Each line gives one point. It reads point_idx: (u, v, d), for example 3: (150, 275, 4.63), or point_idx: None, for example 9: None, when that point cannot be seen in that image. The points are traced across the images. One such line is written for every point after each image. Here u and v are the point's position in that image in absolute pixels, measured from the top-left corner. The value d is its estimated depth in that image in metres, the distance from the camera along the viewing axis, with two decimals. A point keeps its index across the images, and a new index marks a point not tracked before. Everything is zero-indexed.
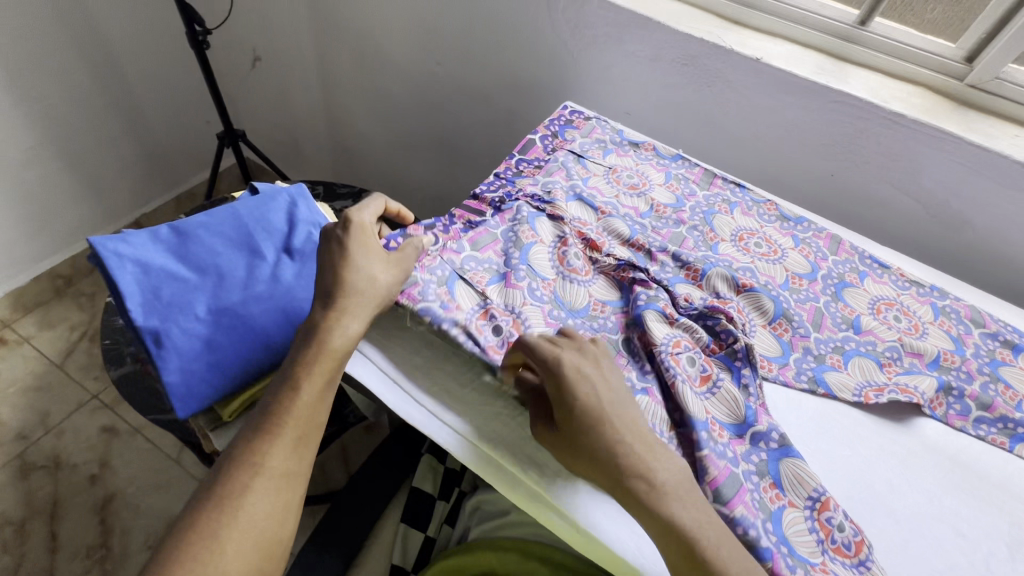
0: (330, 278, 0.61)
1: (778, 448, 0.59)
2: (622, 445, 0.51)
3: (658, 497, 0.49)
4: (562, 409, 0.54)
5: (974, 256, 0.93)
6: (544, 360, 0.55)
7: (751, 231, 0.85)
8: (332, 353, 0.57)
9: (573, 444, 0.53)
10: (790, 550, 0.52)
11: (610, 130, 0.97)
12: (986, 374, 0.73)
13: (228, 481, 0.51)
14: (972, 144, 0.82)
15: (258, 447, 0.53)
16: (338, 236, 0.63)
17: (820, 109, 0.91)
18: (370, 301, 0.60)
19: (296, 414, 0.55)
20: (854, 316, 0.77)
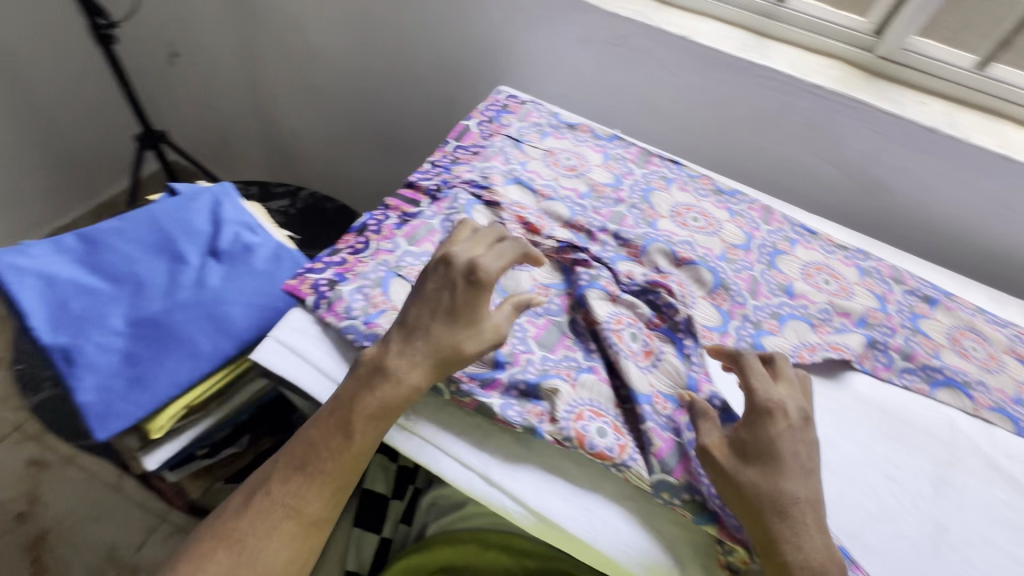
0: (429, 324, 0.54)
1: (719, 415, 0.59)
2: (794, 499, 0.49)
3: (800, 567, 0.47)
4: (748, 433, 0.53)
5: (893, 218, 0.98)
6: (758, 386, 0.55)
7: (688, 206, 0.86)
8: (391, 398, 0.53)
9: (740, 472, 0.50)
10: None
11: (546, 113, 0.96)
12: (907, 328, 0.78)
13: (258, 517, 0.50)
14: (885, 112, 0.87)
15: (295, 488, 0.51)
16: (460, 287, 0.55)
17: (747, 84, 0.93)
18: (448, 369, 0.54)
19: (337, 459, 0.52)
20: (787, 282, 0.80)
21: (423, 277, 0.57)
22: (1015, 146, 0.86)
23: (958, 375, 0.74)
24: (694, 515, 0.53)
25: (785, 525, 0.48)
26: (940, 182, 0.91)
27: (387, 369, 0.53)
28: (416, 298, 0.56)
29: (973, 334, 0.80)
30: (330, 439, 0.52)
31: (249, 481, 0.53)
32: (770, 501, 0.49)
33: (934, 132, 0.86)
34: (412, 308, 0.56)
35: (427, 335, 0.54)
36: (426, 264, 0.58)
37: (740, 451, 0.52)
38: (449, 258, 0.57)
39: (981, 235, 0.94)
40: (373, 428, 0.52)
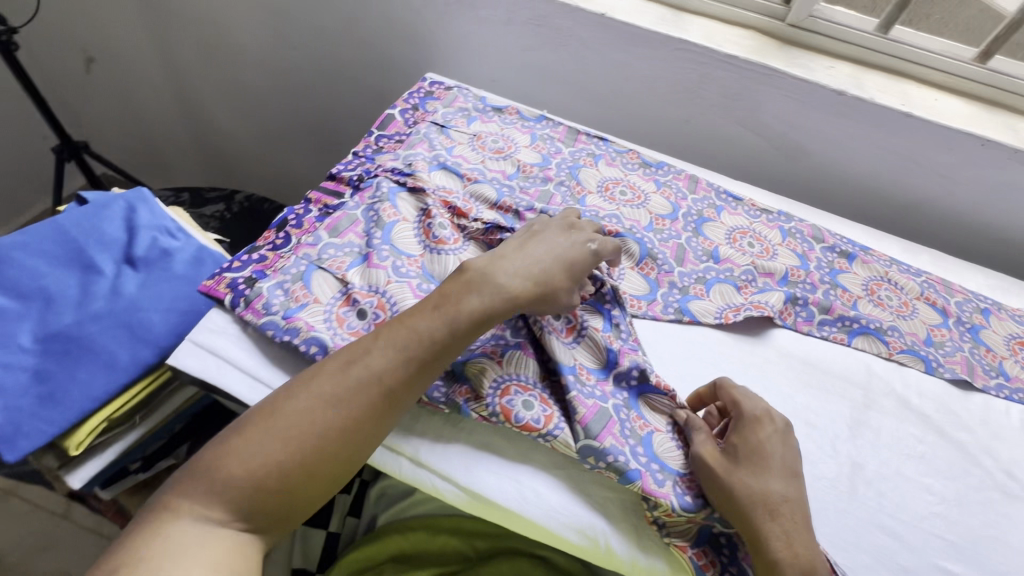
0: (547, 260, 0.58)
1: (637, 385, 0.61)
2: (781, 497, 0.52)
3: (789, 565, 0.48)
4: (737, 437, 0.56)
5: (815, 180, 1.02)
6: (743, 398, 0.59)
7: (616, 180, 0.88)
8: (495, 308, 0.55)
9: (731, 474, 0.53)
10: (660, 465, 0.56)
11: (472, 97, 0.96)
12: (827, 283, 0.82)
13: (350, 388, 0.50)
14: (796, 77, 0.90)
15: (390, 368, 0.51)
16: (579, 246, 0.61)
17: (666, 58, 0.95)
18: (539, 302, 0.57)
19: (437, 349, 0.52)
20: (713, 248, 0.82)
21: (542, 228, 0.63)
22: (916, 103, 0.90)
23: (873, 323, 0.78)
24: (618, 476, 0.54)
25: (774, 524, 0.50)
26: (853, 141, 0.95)
27: (501, 280, 0.56)
28: (537, 238, 0.61)
29: (888, 284, 0.84)
30: (434, 329, 0.52)
31: (344, 351, 0.52)
32: (761, 501, 0.51)
33: (842, 95, 0.90)
34: (529, 246, 0.60)
35: (542, 267, 0.58)
36: (545, 222, 0.64)
37: (730, 454, 0.55)
38: (570, 225, 0.64)
39: (895, 191, 0.98)
40: (472, 331, 0.54)
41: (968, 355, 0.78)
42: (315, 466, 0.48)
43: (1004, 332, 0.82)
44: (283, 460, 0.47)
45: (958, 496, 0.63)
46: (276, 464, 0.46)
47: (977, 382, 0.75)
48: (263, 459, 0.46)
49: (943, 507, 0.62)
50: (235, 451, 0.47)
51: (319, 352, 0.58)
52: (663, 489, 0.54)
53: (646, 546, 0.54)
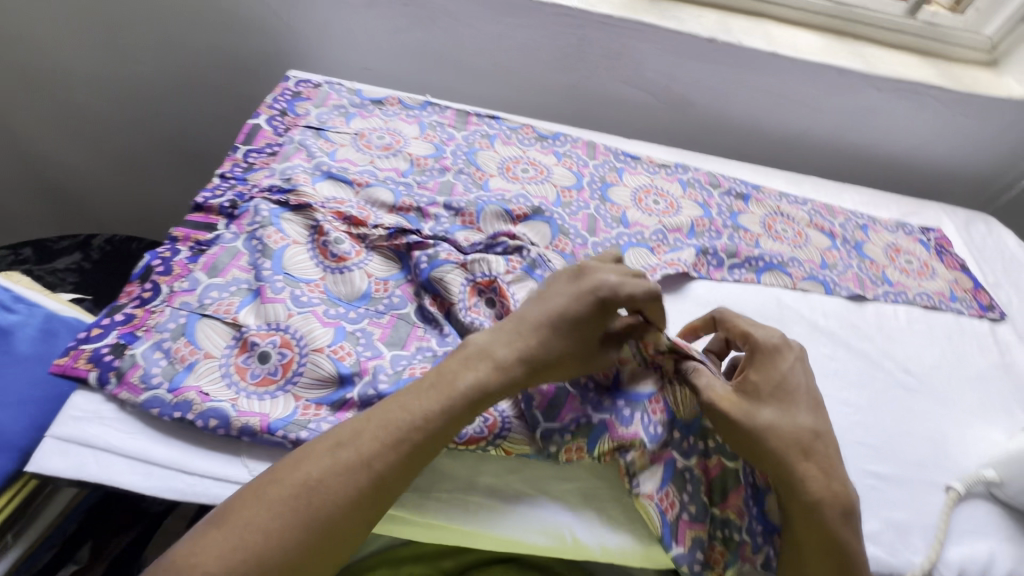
0: (549, 325, 0.50)
1: None
2: (812, 432, 0.51)
3: (828, 503, 0.49)
4: (757, 374, 0.54)
5: (702, 128, 1.06)
6: (756, 329, 0.56)
7: (516, 159, 0.85)
8: (492, 386, 0.48)
9: (760, 417, 0.51)
10: (625, 401, 0.54)
11: (347, 92, 0.88)
12: (730, 227, 0.86)
13: (339, 477, 0.43)
14: (670, 30, 0.91)
15: (382, 452, 0.44)
16: (585, 303, 0.51)
17: (543, 24, 0.92)
18: (542, 367, 0.50)
19: (433, 434, 0.46)
20: (621, 213, 0.82)
21: (563, 279, 0.54)
22: (778, 41, 0.95)
23: (776, 258, 0.83)
24: (585, 442, 0.54)
25: (810, 461, 0.50)
26: (731, 87, 0.99)
27: (497, 353, 0.50)
28: (548, 294, 0.53)
29: (782, 218, 0.90)
30: (431, 407, 0.47)
31: (334, 431, 0.46)
32: (796, 440, 0.51)
33: (713, 42, 0.92)
34: (530, 308, 0.52)
35: (535, 334, 0.50)
36: (570, 269, 0.54)
37: (752, 392, 0.52)
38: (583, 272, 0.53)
39: (773, 127, 1.04)
40: (468, 414, 0.48)
41: (857, 271, 0.85)
42: (297, 564, 0.41)
43: (882, 242, 0.91)
44: (262, 557, 0.40)
45: (871, 402, 0.69)
46: (255, 561, 0.40)
47: (868, 294, 0.82)
48: (239, 558, 0.40)
49: (861, 417, 0.68)
50: (205, 549, 0.40)
51: (220, 425, 0.50)
52: (631, 429, 0.53)
53: (613, 528, 0.53)
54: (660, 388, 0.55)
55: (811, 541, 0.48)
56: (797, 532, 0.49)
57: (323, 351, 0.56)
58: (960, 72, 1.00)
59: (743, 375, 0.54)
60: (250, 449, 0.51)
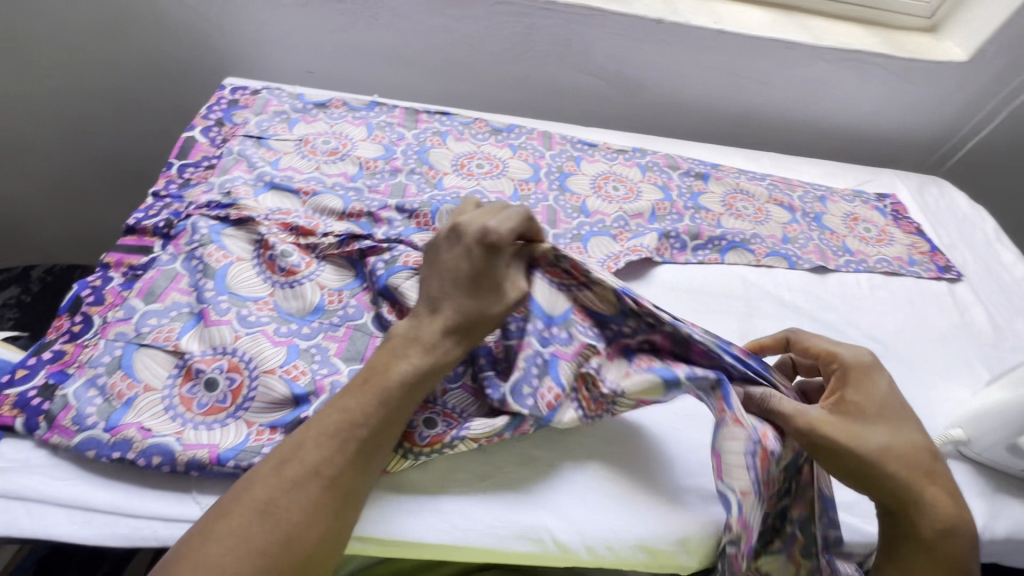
0: (455, 292, 0.49)
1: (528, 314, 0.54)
2: (925, 448, 0.50)
3: (954, 524, 0.48)
4: (855, 394, 0.52)
5: (658, 111, 1.05)
6: (841, 347, 0.54)
7: (470, 154, 0.83)
8: (428, 368, 0.47)
9: (873, 438, 0.49)
10: (555, 322, 0.54)
11: (287, 97, 0.84)
12: (691, 209, 0.85)
13: (289, 490, 0.41)
14: (616, 13, 0.90)
15: (329, 454, 0.43)
16: (474, 255, 0.49)
17: (488, 14, 0.89)
18: (474, 335, 0.49)
19: (379, 423, 0.45)
20: (581, 202, 0.81)
21: (438, 242, 0.51)
22: (724, 18, 0.95)
23: (738, 236, 0.82)
24: (552, 378, 0.52)
25: (928, 482, 0.49)
26: (682, 67, 0.98)
27: (419, 334, 0.48)
28: (436, 261, 0.51)
29: (742, 195, 0.90)
30: (369, 399, 0.45)
31: (274, 449, 0.43)
32: (910, 459, 0.49)
33: (660, 23, 0.91)
34: (430, 280, 0.50)
35: (452, 306, 0.49)
36: (439, 230, 0.52)
37: (855, 415, 0.50)
38: (454, 227, 0.51)
39: (727, 105, 1.04)
40: (409, 397, 0.47)
41: (818, 243, 0.86)
42: None
43: (840, 212, 0.92)
44: None
45: None
46: None
47: (830, 265, 0.83)
48: None
49: None
50: None
51: (165, 462, 0.47)
52: (575, 342, 0.54)
53: (593, 524, 0.51)
54: (575, 302, 0.56)
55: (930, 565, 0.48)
56: (913, 556, 0.48)
57: (274, 372, 0.53)
58: (903, 39, 1.01)
59: (839, 395, 0.52)
60: (200, 483, 0.48)
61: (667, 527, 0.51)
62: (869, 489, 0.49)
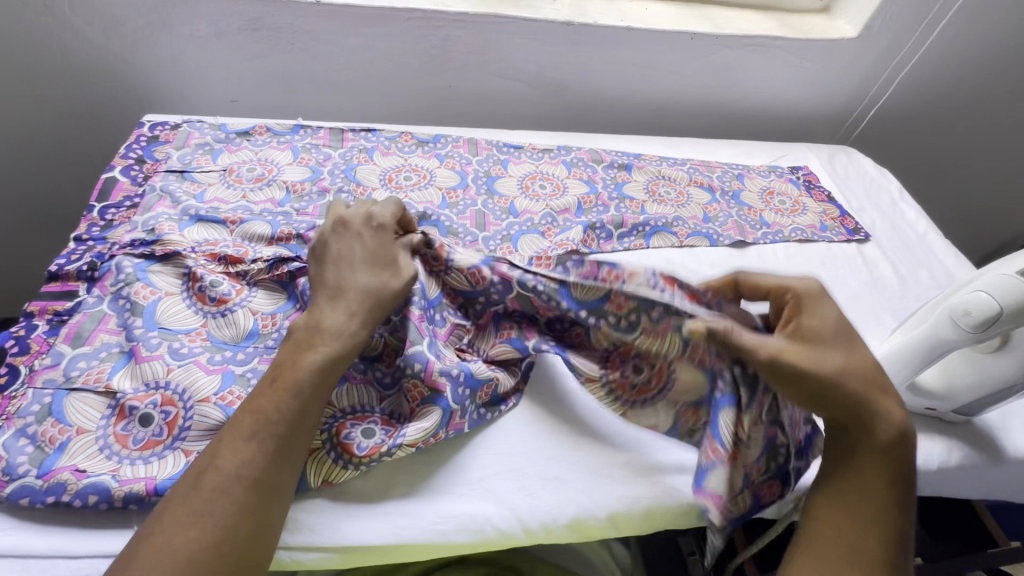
0: (351, 274, 0.55)
1: (422, 304, 0.59)
2: (874, 364, 0.51)
3: (902, 421, 0.50)
4: (811, 319, 0.51)
5: (581, 109, 1.09)
6: (793, 279, 0.53)
7: (398, 168, 0.85)
8: (338, 355, 0.50)
9: (832, 360, 0.49)
10: (433, 308, 0.61)
11: (209, 128, 0.85)
12: (616, 199, 0.89)
13: (209, 495, 0.42)
14: (526, 19, 0.94)
15: (246, 454, 0.44)
16: (365, 238, 0.57)
17: (403, 30, 0.92)
18: (380, 305, 0.54)
19: (293, 415, 0.47)
20: (509, 204, 0.84)
21: (326, 240, 0.57)
22: (630, 16, 0.99)
23: (660, 221, 0.87)
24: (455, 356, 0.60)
25: (885, 393, 0.50)
26: (598, 65, 1.02)
27: (320, 322, 0.51)
28: (327, 257, 0.56)
29: (664, 180, 0.95)
30: (280, 395, 0.47)
31: (193, 464, 0.45)
32: (864, 373, 0.50)
33: (570, 24, 0.95)
34: (325, 267, 0.56)
35: (353, 286, 0.54)
36: (323, 231, 0.58)
37: (813, 339, 0.50)
38: (338, 220, 0.58)
39: (646, 97, 1.09)
40: (320, 384, 0.49)
41: (737, 219, 0.91)
42: None
43: (757, 188, 0.98)
44: None
45: None
46: None
47: (749, 238, 0.88)
48: None
49: None
50: None
51: (102, 499, 0.48)
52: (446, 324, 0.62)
53: (529, 507, 0.55)
54: (445, 287, 0.62)
55: (877, 470, 0.49)
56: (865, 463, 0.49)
57: (209, 401, 0.54)
58: (798, 21, 1.08)
59: (794, 323, 0.51)
60: (140, 517, 0.49)
61: (600, 502, 0.56)
62: (821, 408, 0.50)
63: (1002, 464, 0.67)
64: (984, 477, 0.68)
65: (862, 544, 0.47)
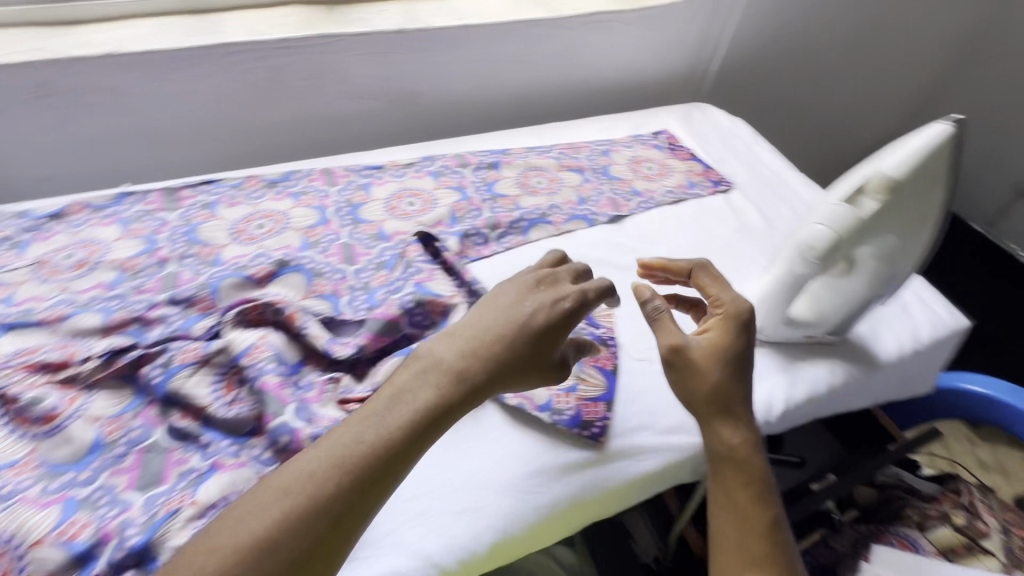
0: (518, 336, 0.51)
1: (280, 370, 0.57)
2: (746, 398, 0.56)
3: (752, 449, 0.55)
4: (719, 337, 0.57)
5: (440, 115, 1.06)
6: (727, 296, 0.59)
7: (248, 217, 0.78)
8: (453, 409, 0.48)
9: (708, 375, 0.55)
10: (298, 372, 0.59)
11: (11, 218, 0.74)
12: (488, 200, 0.87)
13: (297, 516, 0.41)
14: (357, 34, 0.89)
15: (343, 484, 0.42)
16: (551, 303, 0.53)
17: (223, 67, 0.84)
18: (515, 376, 0.52)
19: (402, 454, 0.45)
20: (377, 229, 0.80)
21: (526, 286, 0.55)
22: (465, 13, 0.98)
23: (536, 213, 0.86)
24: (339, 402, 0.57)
25: (738, 419, 0.56)
26: (446, 69, 1.00)
27: (457, 364, 0.50)
28: (510, 301, 0.54)
29: (535, 171, 0.94)
30: (398, 430, 0.45)
31: (282, 472, 0.43)
32: (737, 401, 0.56)
33: (404, 32, 0.92)
34: (487, 317, 0.53)
35: (508, 347, 0.51)
36: (530, 276, 0.56)
37: (716, 353, 0.56)
38: (534, 281, 0.56)
39: (503, 90, 1.08)
40: (433, 430, 0.47)
41: (609, 194, 0.92)
42: None
43: (624, 160, 1.00)
44: None
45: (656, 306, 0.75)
46: None
47: (624, 212, 0.89)
48: None
49: (641, 323, 0.72)
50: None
51: None
52: (317, 381, 0.58)
53: (445, 548, 0.52)
54: (304, 348, 0.61)
55: (732, 480, 0.55)
56: (726, 476, 0.55)
57: (45, 542, 0.46)
58: None
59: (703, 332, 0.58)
60: None
61: (515, 520, 0.54)
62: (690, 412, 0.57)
63: (878, 369, 0.72)
64: (866, 384, 0.73)
65: (755, 556, 0.52)
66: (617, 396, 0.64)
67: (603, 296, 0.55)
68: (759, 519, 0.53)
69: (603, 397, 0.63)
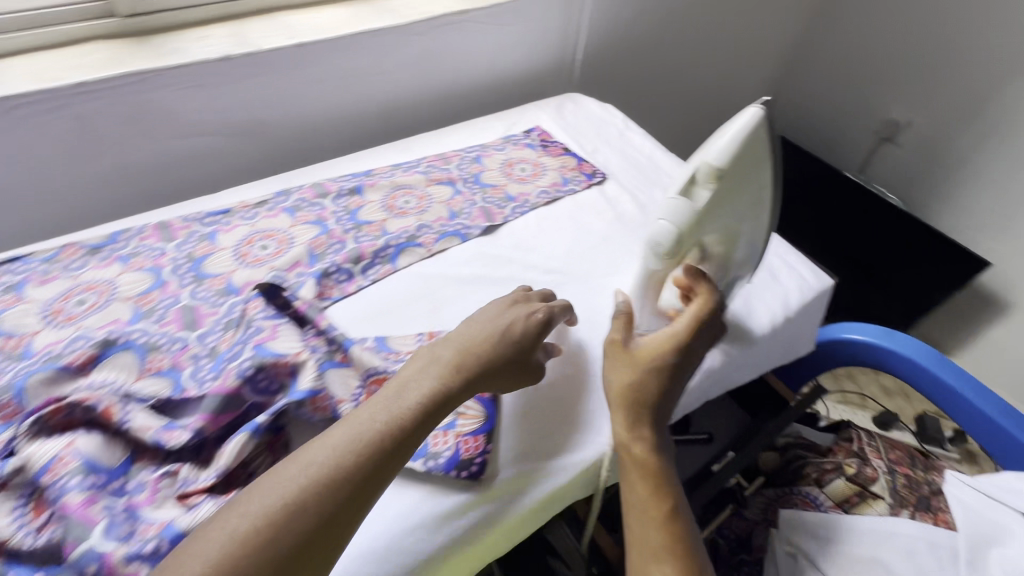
0: (508, 338, 0.57)
1: (92, 480, 0.49)
2: (663, 404, 0.57)
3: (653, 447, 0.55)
4: (651, 349, 0.58)
5: (296, 141, 0.99)
6: (684, 327, 0.59)
7: (67, 293, 0.68)
8: (452, 398, 0.52)
9: (631, 375, 0.57)
10: (120, 475, 0.51)
11: None
12: (352, 230, 0.81)
13: (323, 481, 0.43)
14: (172, 66, 0.80)
15: (361, 458, 0.45)
16: (531, 316, 0.61)
17: (8, 125, 0.73)
18: (500, 378, 0.56)
19: (412, 432, 0.48)
20: (225, 283, 0.72)
21: (505, 302, 0.62)
22: (298, 30, 0.90)
23: (403, 237, 0.81)
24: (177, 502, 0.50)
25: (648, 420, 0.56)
26: (290, 93, 0.92)
27: (454, 358, 0.54)
28: (492, 313, 0.60)
29: (402, 190, 0.89)
30: (410, 411, 0.49)
31: (306, 446, 0.46)
32: (655, 403, 0.56)
33: (228, 59, 0.83)
34: (478, 325, 0.58)
35: (498, 348, 0.56)
36: (507, 296, 0.64)
37: (646, 357, 0.58)
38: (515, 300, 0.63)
39: (361, 107, 1.02)
40: (438, 413, 0.50)
41: (482, 204, 0.89)
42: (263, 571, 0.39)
43: (496, 164, 0.97)
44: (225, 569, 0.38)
45: None
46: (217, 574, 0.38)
47: (497, 220, 0.86)
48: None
49: None
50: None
51: None
52: (147, 480, 0.51)
53: None
54: (127, 445, 0.53)
55: (630, 475, 0.54)
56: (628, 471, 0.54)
57: None
58: None
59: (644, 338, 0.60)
60: None
61: None
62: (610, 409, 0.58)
63: (754, 344, 0.73)
64: (746, 359, 0.74)
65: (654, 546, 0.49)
66: (499, 424, 0.61)
67: (563, 313, 0.65)
68: (658, 509, 0.51)
69: (484, 429, 0.59)
